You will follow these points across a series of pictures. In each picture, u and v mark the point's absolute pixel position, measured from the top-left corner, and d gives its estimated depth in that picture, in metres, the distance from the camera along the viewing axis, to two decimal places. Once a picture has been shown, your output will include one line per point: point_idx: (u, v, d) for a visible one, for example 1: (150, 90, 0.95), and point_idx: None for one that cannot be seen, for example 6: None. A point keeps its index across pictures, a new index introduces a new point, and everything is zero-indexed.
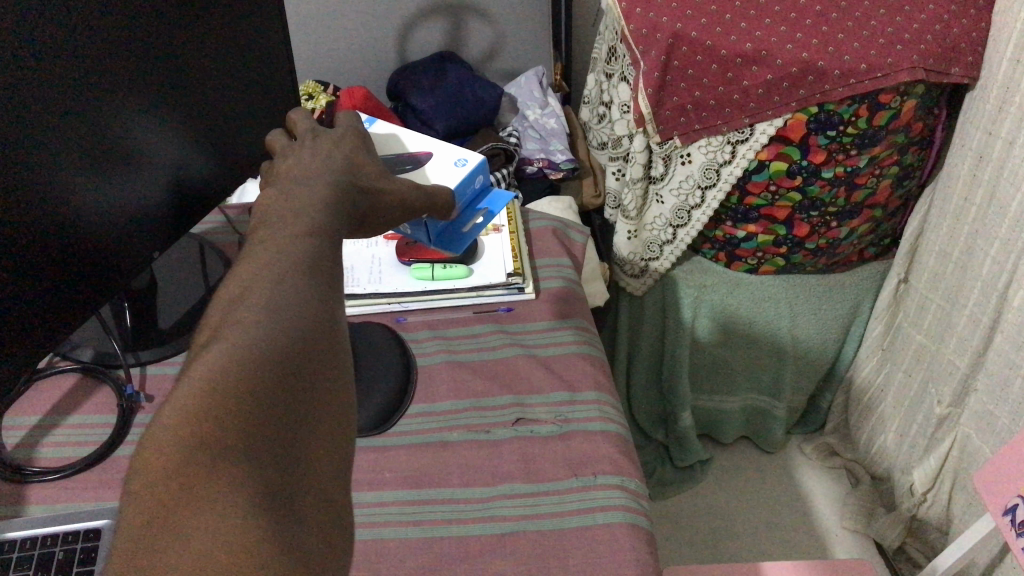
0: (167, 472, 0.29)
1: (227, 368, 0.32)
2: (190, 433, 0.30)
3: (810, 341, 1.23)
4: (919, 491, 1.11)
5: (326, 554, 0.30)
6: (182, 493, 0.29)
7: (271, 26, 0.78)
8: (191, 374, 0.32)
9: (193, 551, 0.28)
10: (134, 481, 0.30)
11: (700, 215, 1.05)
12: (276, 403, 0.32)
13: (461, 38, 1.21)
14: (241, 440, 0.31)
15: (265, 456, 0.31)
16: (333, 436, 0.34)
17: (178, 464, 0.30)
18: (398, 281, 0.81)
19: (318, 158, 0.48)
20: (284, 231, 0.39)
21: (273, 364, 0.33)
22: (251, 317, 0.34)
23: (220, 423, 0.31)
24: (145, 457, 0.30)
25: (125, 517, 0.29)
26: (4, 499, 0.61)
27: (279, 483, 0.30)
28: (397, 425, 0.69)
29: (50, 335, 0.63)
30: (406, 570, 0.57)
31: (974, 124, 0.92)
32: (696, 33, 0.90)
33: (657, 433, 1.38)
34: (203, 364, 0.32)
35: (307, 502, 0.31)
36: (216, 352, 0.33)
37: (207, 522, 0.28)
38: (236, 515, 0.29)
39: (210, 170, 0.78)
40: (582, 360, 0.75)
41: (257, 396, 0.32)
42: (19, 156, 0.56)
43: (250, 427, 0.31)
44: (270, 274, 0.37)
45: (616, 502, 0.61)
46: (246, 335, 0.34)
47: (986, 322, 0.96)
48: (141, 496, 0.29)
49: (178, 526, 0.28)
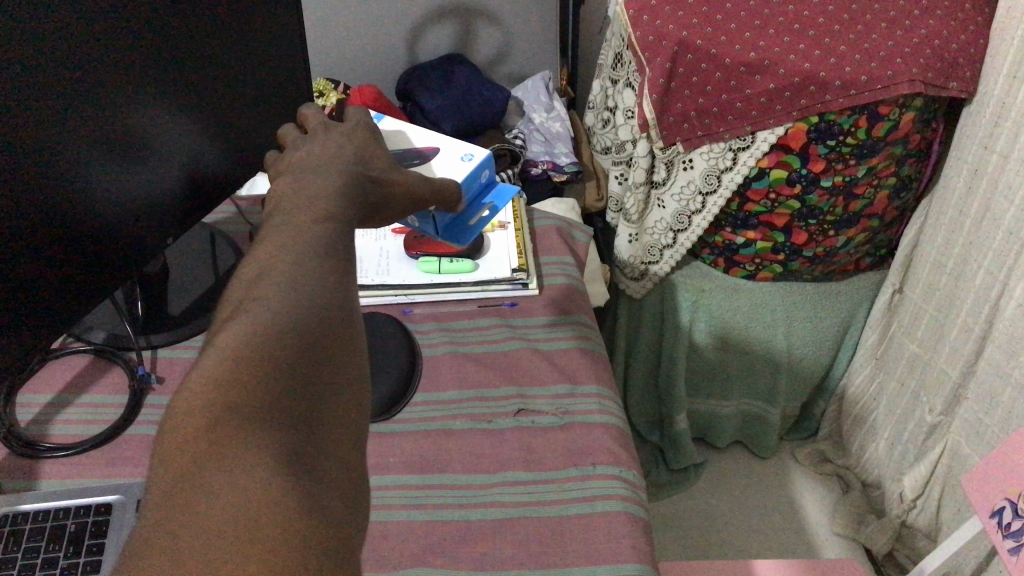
0: (193, 438, 0.31)
1: (251, 339, 0.34)
2: (215, 400, 0.32)
3: (805, 348, 1.25)
4: (909, 497, 1.14)
5: (348, 512, 0.31)
6: (205, 455, 0.31)
7: (289, 20, 0.80)
8: (215, 349, 0.34)
9: (218, 502, 0.29)
10: (163, 445, 0.31)
11: (700, 220, 1.07)
12: (295, 372, 0.34)
13: (471, 40, 1.23)
14: (262, 406, 0.32)
15: (286, 422, 0.32)
16: (354, 405, 0.35)
17: (205, 429, 0.31)
18: (406, 274, 0.83)
19: (331, 149, 0.50)
20: (301, 215, 0.41)
21: (294, 336, 0.34)
22: (272, 292, 0.36)
23: (244, 392, 0.32)
24: (173, 425, 0.32)
25: (154, 478, 0.31)
26: (17, 473, 0.63)
27: (301, 449, 0.32)
28: (402, 411, 0.71)
29: (62, 317, 0.64)
30: (408, 551, 0.59)
31: (970, 138, 0.95)
32: (701, 41, 0.92)
33: (652, 435, 1.40)
34: (228, 336, 0.34)
35: (327, 464, 0.32)
36: (240, 325, 0.34)
37: (230, 478, 0.30)
38: (258, 472, 0.30)
39: (223, 161, 0.80)
40: (583, 355, 0.77)
41: (278, 368, 0.33)
42: (33, 145, 0.57)
43: (269, 395, 0.32)
44: (290, 252, 0.38)
45: (614, 491, 0.63)
46: (269, 310, 0.35)
47: (977, 332, 0.98)
48: (170, 459, 0.31)
49: (203, 482, 0.30)
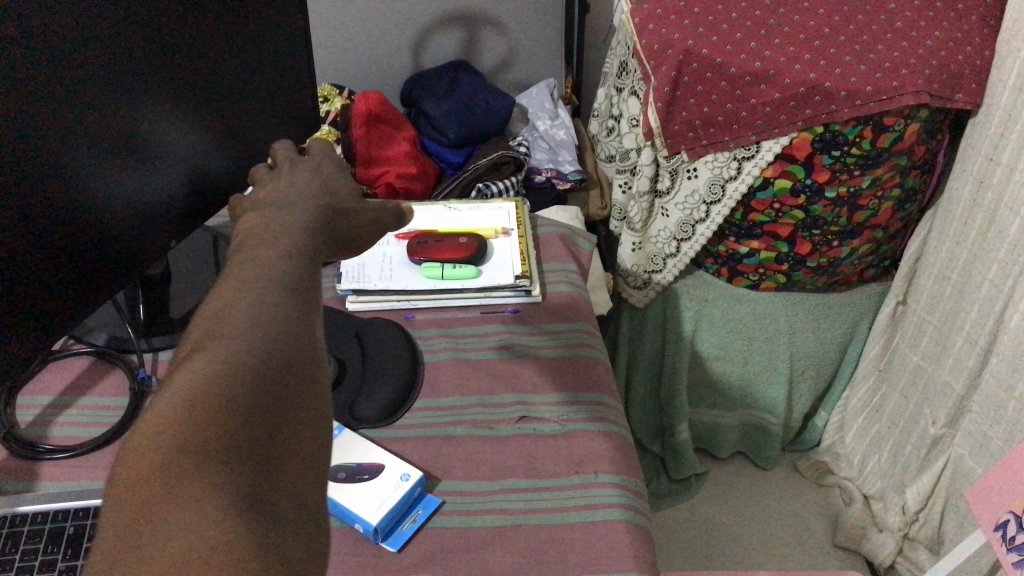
0: (146, 475, 0.28)
1: (214, 374, 0.31)
2: (171, 439, 0.29)
3: (808, 358, 1.25)
4: (911, 510, 1.13)
5: (310, 562, 0.29)
6: (160, 493, 0.28)
7: (291, 24, 0.81)
8: (173, 381, 0.31)
9: (172, 547, 0.26)
10: (116, 483, 0.28)
11: (704, 229, 1.06)
12: (260, 406, 0.31)
13: (475, 48, 1.23)
14: (222, 441, 0.29)
15: (245, 459, 0.29)
16: (315, 441, 0.33)
17: (162, 469, 0.28)
18: (408, 280, 0.83)
19: (297, 182, 0.50)
20: (267, 248, 0.39)
21: (256, 370, 0.32)
22: (235, 325, 0.33)
23: (206, 425, 0.29)
24: (126, 461, 0.28)
25: (104, 519, 0.27)
26: (16, 474, 0.62)
27: (259, 487, 0.29)
28: (403, 417, 0.70)
29: (62, 320, 0.63)
30: (408, 557, 0.58)
31: (976, 150, 0.94)
32: (707, 50, 0.92)
33: (653, 445, 1.40)
34: (187, 370, 0.31)
35: (286, 504, 0.30)
36: (200, 358, 0.32)
37: (186, 519, 0.27)
38: (215, 514, 0.27)
39: (230, 164, 0.80)
40: (586, 363, 0.77)
41: (241, 404, 0.30)
42: (41, 152, 0.57)
43: (230, 430, 0.30)
44: (262, 282, 0.36)
45: (619, 501, 0.63)
46: (231, 342, 0.32)
47: (982, 344, 0.98)
48: (119, 499, 0.27)
49: (157, 524, 0.27)
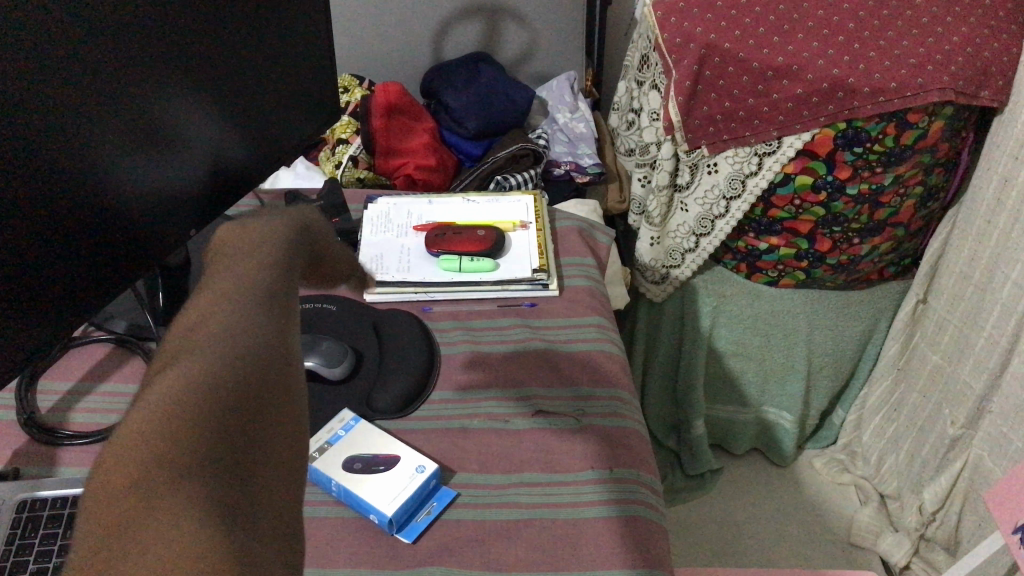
0: (118, 471, 0.17)
1: (233, 298, 0.21)
2: (165, 421, 0.17)
3: (826, 355, 1.24)
4: (929, 510, 1.13)
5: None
6: (130, 493, 0.17)
7: (312, 15, 0.81)
8: (182, 319, 0.20)
9: (159, 542, 0.16)
10: (91, 500, 0.16)
11: (724, 225, 1.05)
12: (255, 366, 0.19)
13: (496, 40, 1.23)
14: (197, 428, 0.18)
15: (234, 443, 0.18)
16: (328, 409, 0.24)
17: (153, 456, 0.17)
18: (426, 271, 0.83)
19: None
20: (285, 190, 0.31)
21: (235, 333, 0.20)
22: (243, 259, 0.23)
23: (194, 396, 0.18)
24: (106, 467, 0.17)
25: (76, 527, 0.16)
26: (37, 459, 0.63)
27: (252, 484, 0.18)
28: (419, 409, 0.70)
29: (84, 307, 0.64)
30: (422, 550, 0.58)
31: (1000, 148, 0.93)
32: (728, 44, 0.91)
33: (669, 440, 1.39)
34: (210, 291, 0.21)
35: (273, 515, 0.19)
36: (208, 296, 0.21)
37: (170, 519, 0.17)
38: (215, 499, 0.17)
39: (251, 154, 0.80)
40: (602, 358, 0.76)
41: (221, 378, 0.19)
42: (64, 140, 0.58)
43: (235, 397, 0.19)
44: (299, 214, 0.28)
45: (639, 497, 0.63)
46: (256, 264, 0.23)
47: (1003, 344, 0.97)
48: (91, 508, 0.16)
49: (132, 527, 0.16)
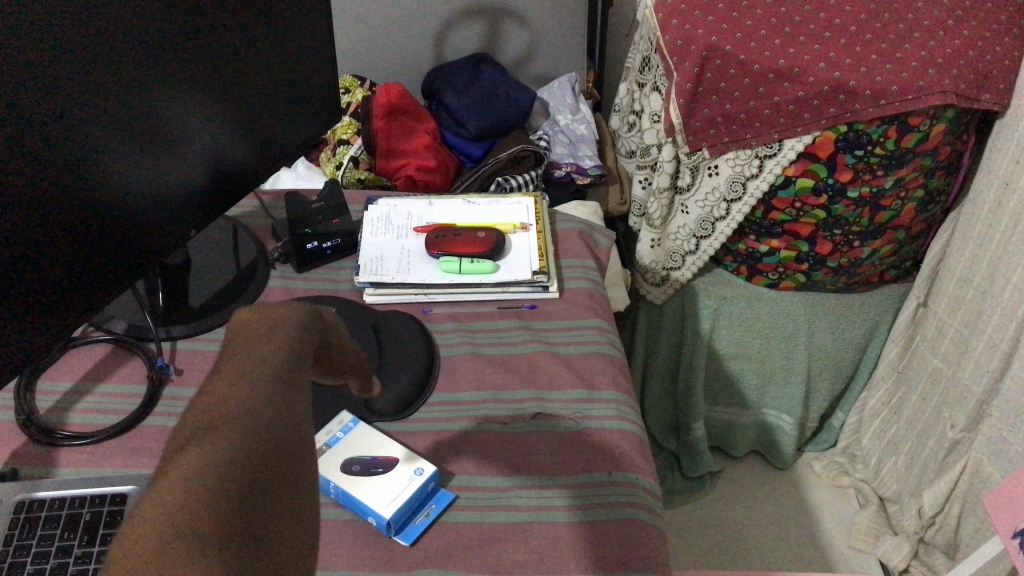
0: (155, 530, 0.19)
1: (237, 392, 0.24)
2: (194, 480, 0.20)
3: (826, 358, 1.24)
4: (928, 513, 1.12)
5: None
6: (167, 549, 0.19)
7: (314, 15, 0.81)
8: (206, 394, 0.24)
9: None
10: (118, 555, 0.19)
11: (725, 227, 1.05)
12: (261, 455, 0.22)
13: (498, 41, 1.23)
14: (234, 487, 0.21)
15: (260, 500, 0.21)
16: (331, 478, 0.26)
17: (181, 510, 0.20)
18: (426, 273, 0.83)
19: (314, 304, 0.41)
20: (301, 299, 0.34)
21: (249, 425, 0.23)
22: (252, 359, 0.26)
23: (225, 463, 0.21)
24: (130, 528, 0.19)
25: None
26: (35, 459, 0.63)
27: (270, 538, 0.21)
28: (418, 411, 0.70)
29: (86, 304, 0.64)
30: (419, 554, 0.58)
31: (1002, 152, 0.93)
32: (730, 47, 0.91)
33: (668, 442, 1.39)
34: (231, 374, 0.25)
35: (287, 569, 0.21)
36: (232, 374, 0.25)
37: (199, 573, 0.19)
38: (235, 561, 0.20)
39: (251, 155, 0.80)
40: (602, 360, 0.76)
41: (240, 463, 0.21)
42: (65, 140, 0.58)
43: (258, 465, 0.22)
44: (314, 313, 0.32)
45: (637, 499, 0.63)
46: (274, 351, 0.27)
47: (1004, 348, 0.97)
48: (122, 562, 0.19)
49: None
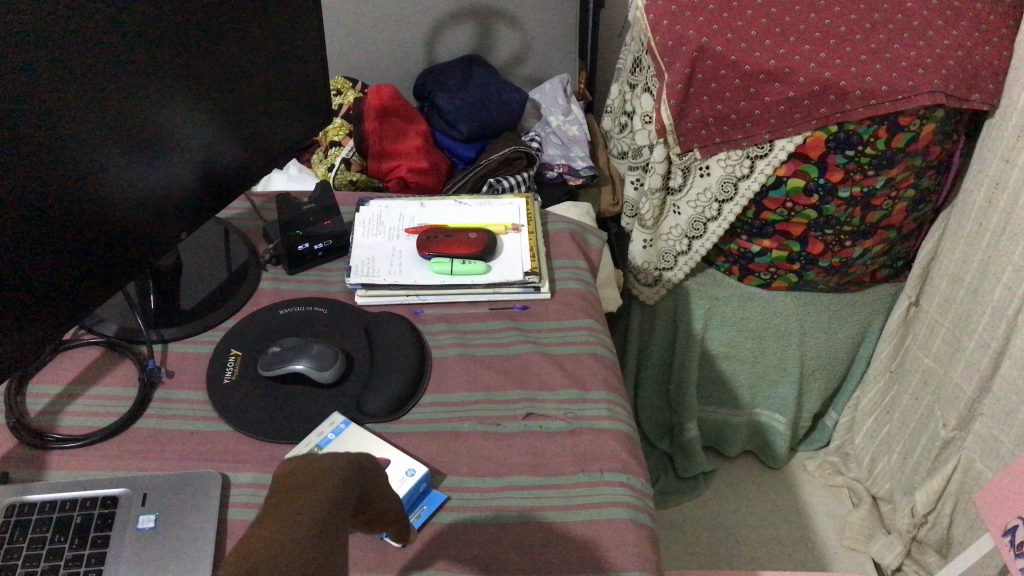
0: None
1: (276, 539, 0.30)
2: None
3: (819, 357, 1.24)
4: (921, 511, 1.13)
5: None
6: None
7: (306, 17, 0.81)
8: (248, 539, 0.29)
9: None
10: None
11: (716, 227, 1.06)
12: None
13: (489, 42, 1.23)
14: None
15: None
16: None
17: None
18: (417, 275, 0.83)
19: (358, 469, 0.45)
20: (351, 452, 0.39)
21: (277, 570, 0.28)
22: (290, 509, 0.32)
23: None
24: None
25: None
26: (26, 462, 0.63)
27: None
28: (410, 413, 0.70)
29: (79, 304, 0.64)
30: (410, 555, 0.58)
31: (992, 152, 0.93)
32: (721, 48, 0.92)
33: (662, 442, 1.39)
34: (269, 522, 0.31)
35: None
36: (272, 523, 0.31)
37: None
38: None
39: (243, 158, 0.80)
40: (593, 360, 0.77)
41: None
42: (56, 144, 0.58)
43: None
44: (353, 460, 0.37)
45: (622, 499, 0.63)
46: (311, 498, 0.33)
47: (994, 347, 0.98)
48: None
49: None
